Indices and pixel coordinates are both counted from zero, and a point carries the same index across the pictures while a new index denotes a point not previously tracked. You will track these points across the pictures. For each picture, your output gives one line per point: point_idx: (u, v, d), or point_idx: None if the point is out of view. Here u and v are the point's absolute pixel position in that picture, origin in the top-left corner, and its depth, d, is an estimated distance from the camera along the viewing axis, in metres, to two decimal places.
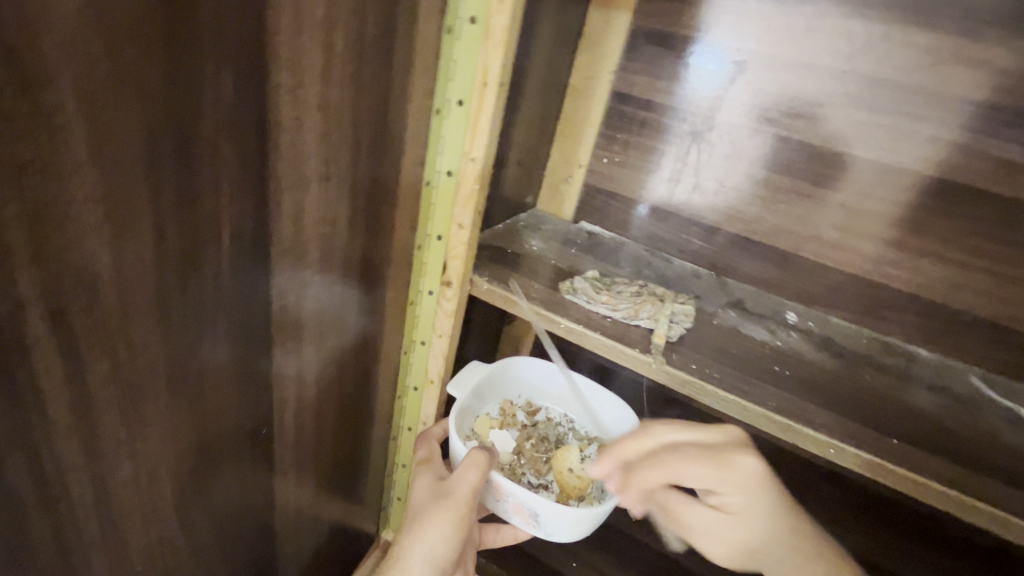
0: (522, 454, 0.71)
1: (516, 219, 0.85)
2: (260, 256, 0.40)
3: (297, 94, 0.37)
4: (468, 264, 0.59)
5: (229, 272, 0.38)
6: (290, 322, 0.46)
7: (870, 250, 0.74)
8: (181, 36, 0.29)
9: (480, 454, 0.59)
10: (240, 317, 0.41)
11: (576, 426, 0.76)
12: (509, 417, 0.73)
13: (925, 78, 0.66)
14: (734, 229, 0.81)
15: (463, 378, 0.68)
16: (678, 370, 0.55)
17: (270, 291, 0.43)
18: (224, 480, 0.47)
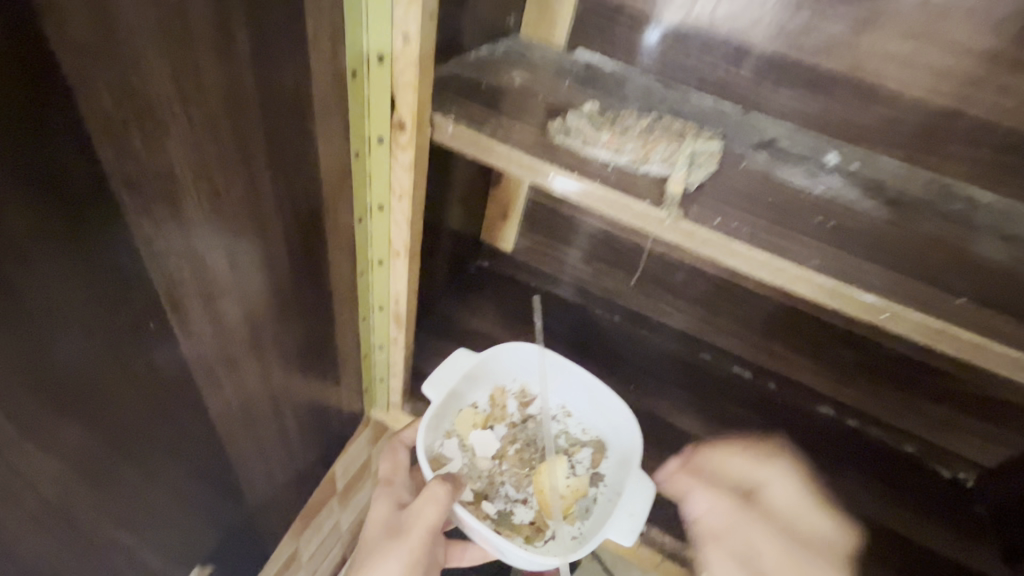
0: (504, 461, 0.72)
1: (495, 45, 0.66)
2: (70, 102, 0.26)
3: None
4: (424, 96, 0.44)
5: (19, 135, 0.24)
6: (171, 200, 0.33)
7: (951, 66, 0.58)
8: None
9: (439, 488, 0.60)
10: (57, 175, 0.27)
11: (569, 421, 0.75)
12: (496, 412, 0.74)
13: None
14: (773, 47, 0.63)
15: (437, 379, 0.69)
16: (698, 226, 0.45)
17: (112, 156, 0.29)
18: (125, 395, 0.37)
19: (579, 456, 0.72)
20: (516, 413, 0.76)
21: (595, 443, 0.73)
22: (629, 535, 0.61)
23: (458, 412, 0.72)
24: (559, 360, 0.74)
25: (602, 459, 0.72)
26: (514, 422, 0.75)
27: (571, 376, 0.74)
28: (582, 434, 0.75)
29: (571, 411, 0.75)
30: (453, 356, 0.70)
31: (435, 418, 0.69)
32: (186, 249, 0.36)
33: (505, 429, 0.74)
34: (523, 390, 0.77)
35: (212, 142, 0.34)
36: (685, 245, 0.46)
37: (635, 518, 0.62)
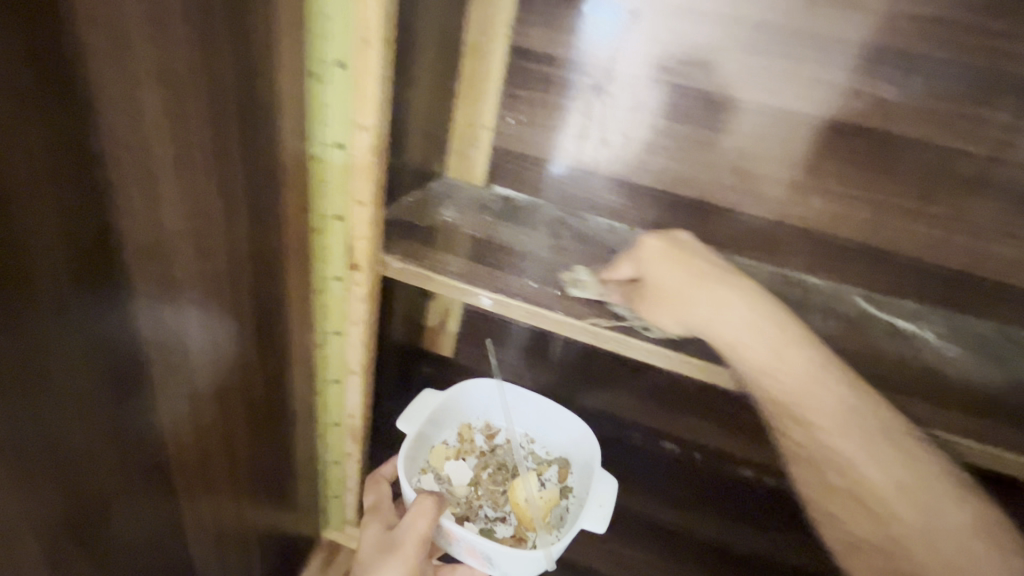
0: (480, 486, 0.80)
1: (428, 189, 0.81)
2: (105, 269, 0.35)
3: (126, 71, 0.33)
4: (374, 243, 0.56)
5: (67, 296, 0.33)
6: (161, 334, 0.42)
7: (768, 191, 0.78)
8: None
9: (428, 500, 0.65)
10: (94, 303, 0.35)
11: (534, 446, 0.85)
12: (466, 443, 0.82)
13: (803, 19, 0.68)
14: (644, 182, 0.82)
15: (411, 415, 0.77)
16: (602, 329, 0.57)
17: (127, 304, 0.38)
18: (117, 488, 0.42)
19: (547, 471, 0.81)
20: (484, 441, 0.84)
21: (560, 461, 0.82)
22: (602, 521, 0.70)
23: (431, 448, 0.80)
24: (518, 390, 0.84)
25: (568, 474, 0.81)
26: (484, 449, 0.83)
27: (526, 402, 0.84)
28: (546, 455, 0.84)
29: (535, 437, 0.85)
30: (419, 398, 0.78)
31: (412, 450, 0.77)
32: (178, 360, 0.44)
33: (477, 458, 0.82)
34: (487, 423, 0.86)
35: (207, 274, 0.44)
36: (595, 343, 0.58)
37: (603, 507, 0.71)
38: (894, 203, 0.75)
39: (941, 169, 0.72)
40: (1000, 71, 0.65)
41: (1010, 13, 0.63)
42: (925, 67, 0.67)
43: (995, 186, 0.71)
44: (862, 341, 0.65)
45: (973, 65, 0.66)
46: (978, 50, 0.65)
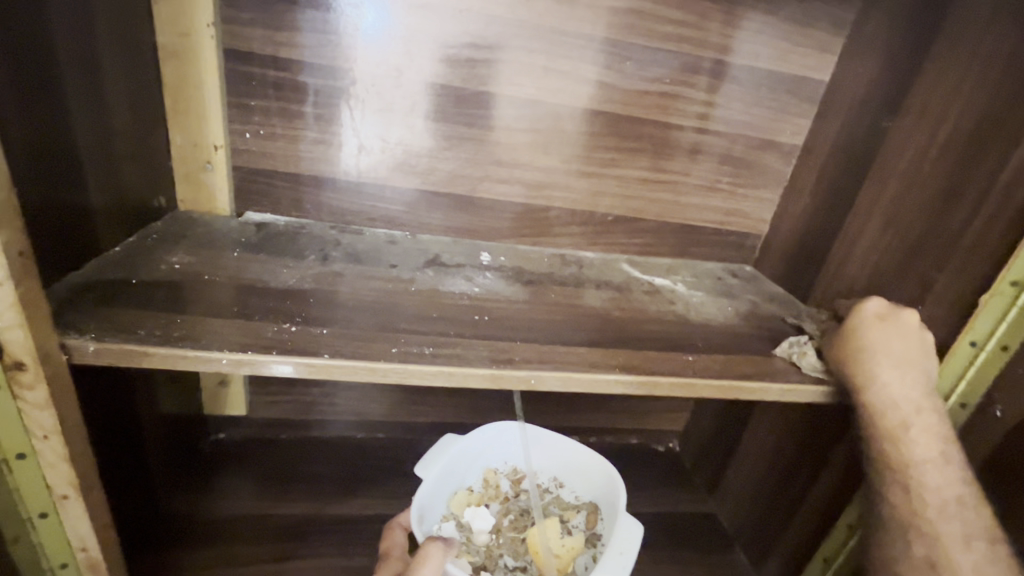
0: (502, 534, 0.77)
1: (149, 230, 0.65)
2: None
3: None
4: (41, 330, 0.39)
5: None
6: None
7: (532, 178, 0.81)
8: None
9: (433, 546, 0.55)
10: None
11: (561, 490, 0.81)
12: (491, 490, 0.79)
13: (525, 12, 0.71)
14: (415, 186, 0.78)
15: (430, 459, 0.73)
16: (382, 361, 0.50)
17: None
18: None
19: (575, 518, 0.78)
20: (511, 486, 0.81)
21: (589, 506, 0.78)
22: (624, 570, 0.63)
23: (453, 495, 0.76)
24: (539, 432, 0.81)
25: (597, 520, 0.76)
26: (508, 493, 0.80)
27: (552, 442, 0.81)
28: (575, 499, 0.80)
29: (563, 480, 0.81)
30: (442, 442, 0.74)
31: (429, 496, 0.71)
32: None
33: (500, 503, 0.79)
34: (513, 468, 0.82)
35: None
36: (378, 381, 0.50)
37: (625, 555, 0.64)
38: (636, 176, 0.83)
39: (665, 142, 0.82)
40: (687, 53, 0.77)
41: (683, 5, 0.74)
42: (633, 53, 0.76)
43: (707, 152, 0.84)
44: (633, 306, 0.71)
45: (668, 50, 0.76)
46: (665, 37, 0.76)
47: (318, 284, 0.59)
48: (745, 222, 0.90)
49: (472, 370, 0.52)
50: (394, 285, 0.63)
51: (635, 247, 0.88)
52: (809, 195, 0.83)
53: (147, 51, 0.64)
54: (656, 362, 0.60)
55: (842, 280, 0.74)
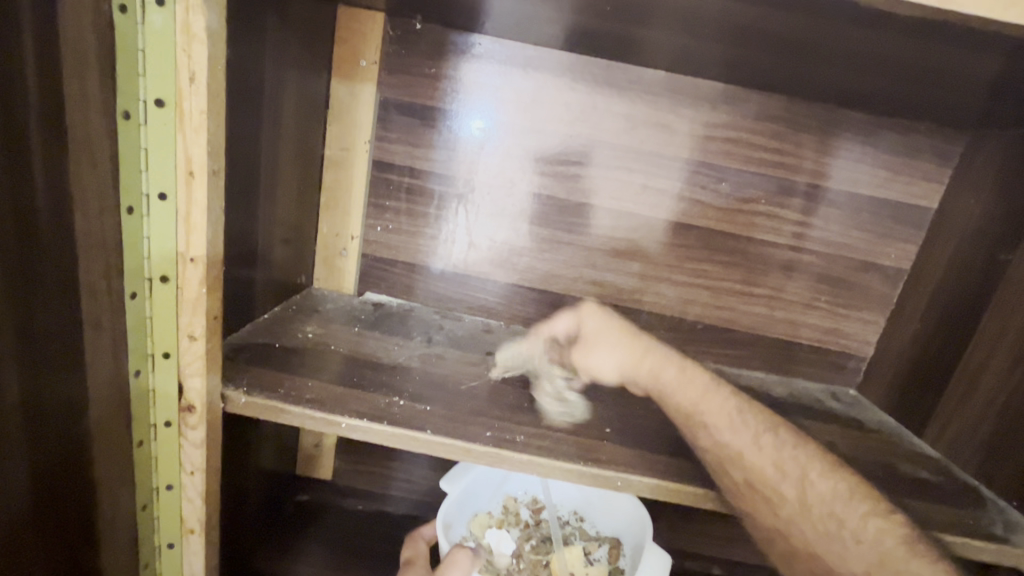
0: (523, 558, 0.76)
1: (288, 303, 0.77)
2: None
3: None
4: (214, 380, 0.47)
5: None
6: None
7: (624, 282, 0.85)
8: None
9: (461, 553, 0.67)
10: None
11: (583, 524, 0.82)
12: (511, 516, 0.81)
13: (629, 138, 0.80)
14: (513, 280, 0.85)
15: (454, 473, 0.78)
16: (479, 444, 0.53)
17: None
18: None
19: (599, 550, 0.78)
20: (531, 515, 0.82)
21: (611, 540, 0.79)
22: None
23: (473, 515, 0.79)
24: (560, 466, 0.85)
25: (620, 554, 0.77)
26: (529, 522, 0.82)
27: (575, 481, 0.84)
28: (596, 533, 0.81)
29: (583, 515, 0.83)
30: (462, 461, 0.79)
31: (451, 509, 0.75)
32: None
33: (521, 530, 0.80)
34: (534, 498, 0.84)
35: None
36: (473, 461, 0.53)
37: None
38: (727, 288, 0.85)
39: (759, 258, 0.84)
40: (782, 178, 0.81)
41: (778, 135, 0.80)
42: (729, 175, 0.81)
43: (803, 269, 0.84)
44: (722, 418, 0.70)
45: (763, 174, 0.81)
46: (759, 163, 0.81)
47: (422, 363, 0.66)
48: (846, 343, 0.86)
49: (562, 462, 0.54)
50: (489, 371, 0.68)
51: (724, 357, 0.87)
52: (918, 322, 0.79)
53: (317, 160, 0.79)
54: (748, 482, 0.58)
55: (962, 417, 0.68)
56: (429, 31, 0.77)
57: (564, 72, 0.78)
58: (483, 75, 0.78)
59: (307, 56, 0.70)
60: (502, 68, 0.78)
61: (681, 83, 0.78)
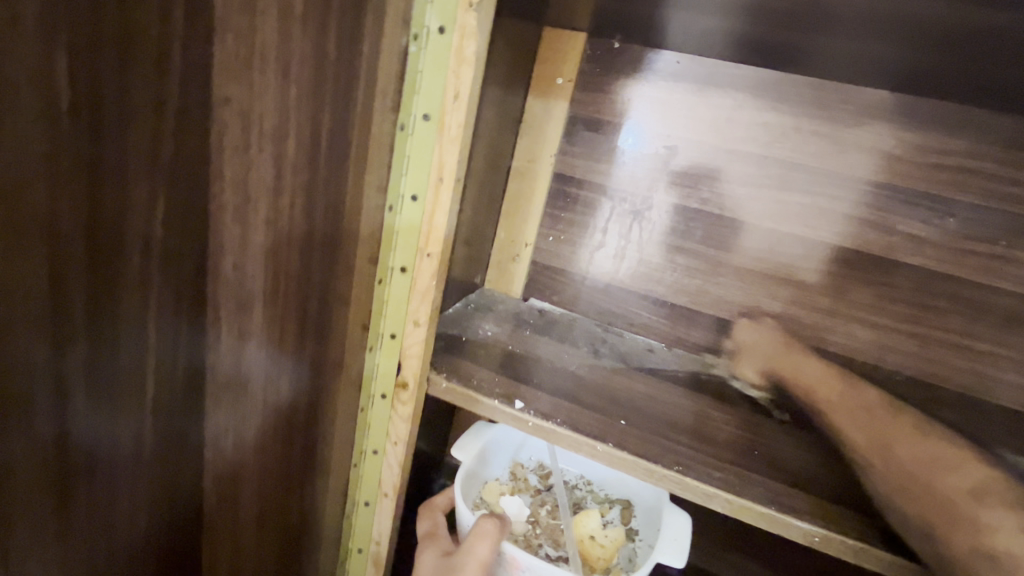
0: (539, 523, 0.67)
1: (466, 300, 0.83)
2: (191, 384, 0.38)
3: (241, 209, 0.37)
4: (426, 363, 0.52)
5: (154, 403, 0.36)
6: (218, 457, 0.42)
7: (809, 318, 0.78)
8: (126, 176, 0.30)
9: (491, 524, 0.57)
10: (177, 397, 0.37)
11: (593, 487, 0.74)
12: (521, 482, 0.72)
13: (835, 163, 0.73)
14: (681, 303, 0.83)
15: (465, 442, 0.69)
16: (661, 468, 0.53)
17: (203, 416, 0.40)
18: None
19: (611, 512, 0.71)
20: (540, 480, 0.73)
21: (623, 501, 0.72)
22: (679, 556, 0.59)
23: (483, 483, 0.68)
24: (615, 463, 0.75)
25: (632, 516, 0.71)
26: (539, 487, 0.73)
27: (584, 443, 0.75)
28: (606, 495, 0.74)
29: (592, 478, 0.75)
30: (470, 428, 0.70)
31: (465, 478, 0.67)
32: (226, 472, 0.44)
33: (533, 495, 0.71)
34: (541, 463, 0.75)
35: (270, 370, 0.44)
36: (653, 481, 0.54)
37: (678, 541, 0.60)
38: (942, 338, 0.73)
39: (989, 307, 0.71)
40: None
41: None
42: (960, 211, 0.70)
43: None
44: None
45: (1005, 210, 0.69)
46: (1001, 197, 0.69)
47: (593, 373, 0.67)
48: None
49: (746, 503, 0.51)
50: (659, 396, 0.66)
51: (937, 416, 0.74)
52: None
53: (505, 170, 0.85)
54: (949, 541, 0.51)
55: None
56: (627, 49, 0.79)
57: (766, 90, 0.75)
58: (673, 93, 0.78)
59: (513, 74, 0.76)
60: (695, 86, 0.77)
61: (906, 103, 0.70)
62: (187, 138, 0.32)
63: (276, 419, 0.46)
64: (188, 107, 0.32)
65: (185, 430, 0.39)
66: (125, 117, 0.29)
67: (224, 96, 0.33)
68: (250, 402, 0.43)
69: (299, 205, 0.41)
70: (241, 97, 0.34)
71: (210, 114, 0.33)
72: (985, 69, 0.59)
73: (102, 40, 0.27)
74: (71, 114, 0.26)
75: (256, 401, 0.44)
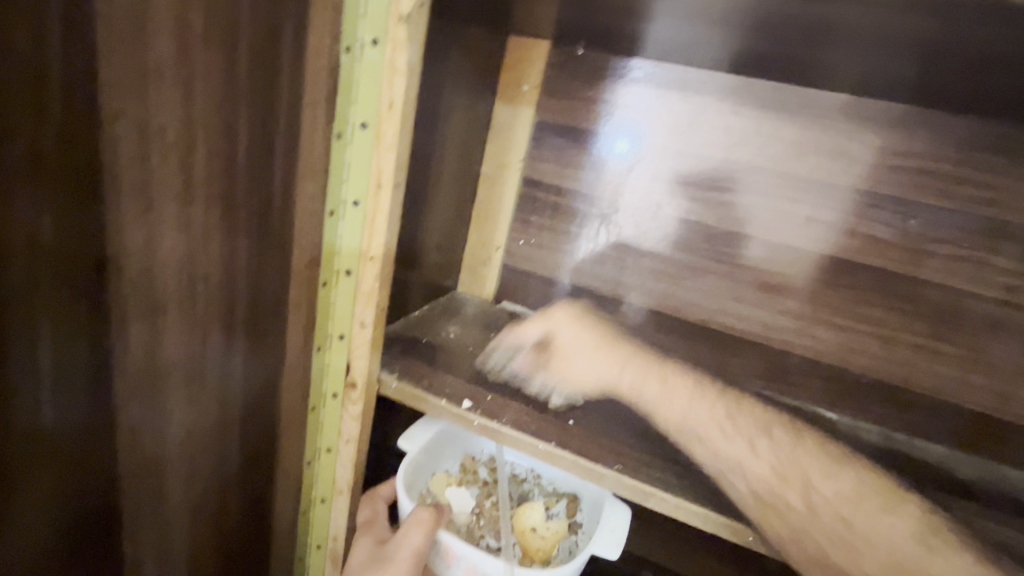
0: (483, 514, 0.70)
1: (436, 302, 0.85)
2: (104, 386, 0.39)
3: (147, 216, 0.38)
4: (375, 362, 0.54)
5: (57, 407, 0.36)
6: (150, 455, 0.44)
7: (774, 321, 0.78)
8: (14, 185, 0.30)
9: (426, 512, 0.59)
10: (86, 400, 0.38)
11: (542, 481, 0.75)
12: (469, 474, 0.73)
13: (798, 166, 0.74)
14: (649, 306, 0.83)
15: (414, 433, 0.70)
16: (604, 469, 0.55)
17: (121, 418, 0.41)
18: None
19: (557, 505, 0.72)
20: (488, 473, 0.75)
21: (569, 496, 0.73)
22: (615, 548, 0.61)
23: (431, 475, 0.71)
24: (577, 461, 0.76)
25: (577, 509, 0.72)
26: (487, 479, 0.74)
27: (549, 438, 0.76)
28: (555, 489, 0.74)
29: (541, 472, 0.75)
30: (420, 420, 0.71)
31: (411, 469, 0.68)
32: (156, 472, 0.45)
33: (480, 487, 0.73)
34: (492, 456, 0.76)
35: (203, 369, 0.46)
36: (595, 481, 0.55)
37: (616, 533, 0.62)
38: (907, 341, 0.73)
39: (953, 310, 0.70)
40: (993, 218, 0.68)
41: (992, 168, 0.67)
42: (919, 213, 0.70)
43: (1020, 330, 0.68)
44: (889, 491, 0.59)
45: (966, 212, 0.68)
46: (962, 200, 0.68)
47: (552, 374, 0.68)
48: None
49: (684, 502, 0.53)
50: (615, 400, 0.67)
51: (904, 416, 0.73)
52: None
53: (475, 176, 0.86)
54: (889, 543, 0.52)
55: None
56: (591, 56, 0.80)
57: (728, 94, 0.75)
58: (637, 98, 0.79)
59: (477, 82, 0.78)
60: (659, 91, 0.78)
61: (864, 105, 0.70)
62: (79, 147, 0.33)
63: (210, 417, 0.48)
64: (79, 116, 0.33)
65: (98, 432, 0.40)
66: (8, 126, 0.29)
67: (119, 108, 0.34)
68: (183, 401, 0.45)
69: (222, 211, 0.42)
70: (140, 110, 0.35)
71: (105, 123, 0.34)
72: (930, 72, 0.59)
73: None
74: None
75: (186, 400, 0.45)
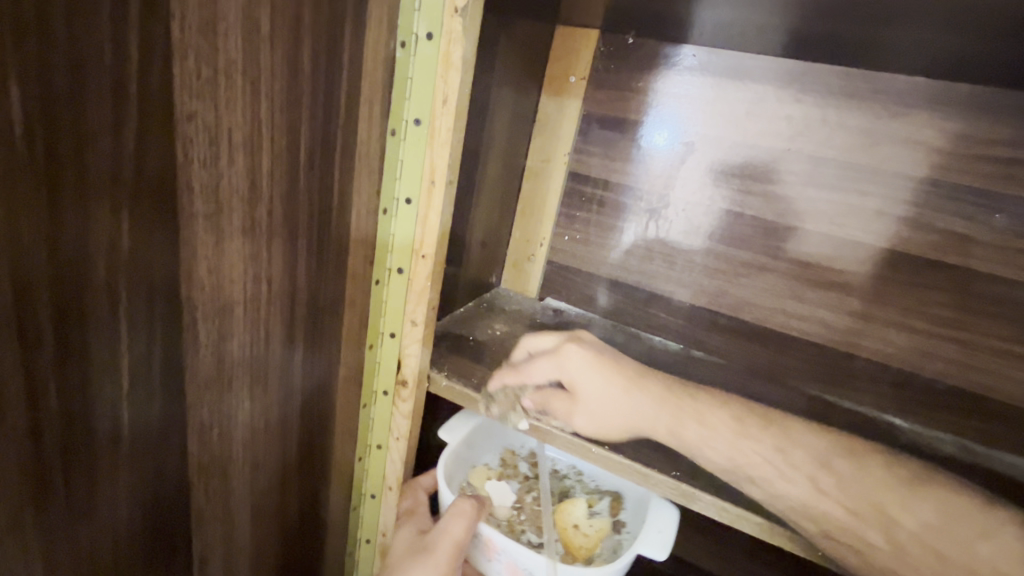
0: (523, 509, 0.68)
1: (480, 299, 0.84)
2: (174, 385, 0.40)
3: (215, 219, 0.38)
4: (426, 361, 0.55)
5: (131, 406, 0.37)
6: (216, 451, 0.45)
7: (836, 321, 0.74)
8: (87, 190, 0.31)
9: (467, 504, 0.59)
10: (157, 399, 0.39)
11: (584, 477, 0.74)
12: (509, 467, 0.73)
13: (867, 157, 0.69)
14: (700, 304, 0.80)
15: (454, 425, 0.70)
16: (655, 472, 0.54)
17: (190, 416, 0.42)
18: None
19: (600, 504, 0.71)
20: (528, 467, 0.74)
21: (612, 494, 0.72)
22: (662, 548, 0.58)
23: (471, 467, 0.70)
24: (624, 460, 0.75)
25: (621, 509, 0.70)
26: (527, 474, 0.74)
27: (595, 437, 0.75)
28: (596, 487, 0.73)
29: (582, 468, 0.75)
30: (458, 414, 0.71)
31: (454, 460, 0.68)
32: (221, 468, 0.46)
33: (520, 482, 0.72)
34: (532, 451, 0.76)
35: (265, 368, 0.46)
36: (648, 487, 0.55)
37: (663, 534, 0.60)
38: (990, 345, 0.67)
39: None
40: None
41: None
42: (1008, 206, 0.64)
43: None
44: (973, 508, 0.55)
45: None
46: None
47: None
48: None
49: (744, 512, 0.51)
50: None
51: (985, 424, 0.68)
52: None
53: (520, 171, 0.85)
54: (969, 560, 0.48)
55: None
56: (643, 45, 0.77)
57: (789, 82, 0.71)
58: (690, 88, 0.76)
59: (525, 75, 0.76)
60: (714, 79, 0.74)
61: (943, 90, 0.65)
62: (148, 153, 0.33)
63: (271, 414, 0.49)
64: (151, 121, 0.33)
65: (168, 430, 0.40)
66: (81, 133, 0.30)
67: (188, 112, 0.34)
68: (246, 399, 0.46)
69: (283, 211, 0.43)
70: (209, 113, 0.35)
71: (174, 127, 0.34)
72: None
73: (52, 64, 0.28)
74: (27, 134, 0.27)
75: (248, 398, 0.46)
